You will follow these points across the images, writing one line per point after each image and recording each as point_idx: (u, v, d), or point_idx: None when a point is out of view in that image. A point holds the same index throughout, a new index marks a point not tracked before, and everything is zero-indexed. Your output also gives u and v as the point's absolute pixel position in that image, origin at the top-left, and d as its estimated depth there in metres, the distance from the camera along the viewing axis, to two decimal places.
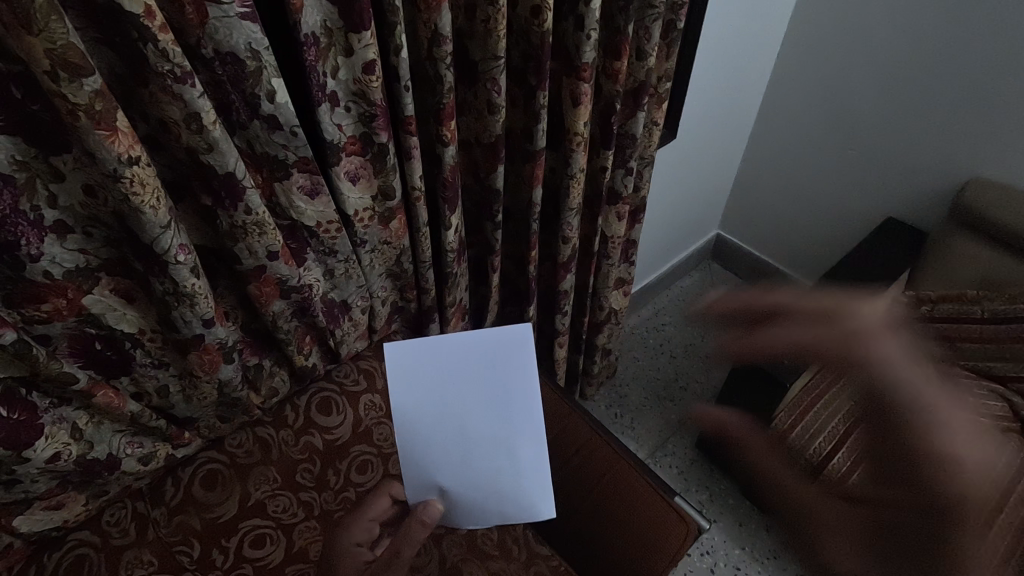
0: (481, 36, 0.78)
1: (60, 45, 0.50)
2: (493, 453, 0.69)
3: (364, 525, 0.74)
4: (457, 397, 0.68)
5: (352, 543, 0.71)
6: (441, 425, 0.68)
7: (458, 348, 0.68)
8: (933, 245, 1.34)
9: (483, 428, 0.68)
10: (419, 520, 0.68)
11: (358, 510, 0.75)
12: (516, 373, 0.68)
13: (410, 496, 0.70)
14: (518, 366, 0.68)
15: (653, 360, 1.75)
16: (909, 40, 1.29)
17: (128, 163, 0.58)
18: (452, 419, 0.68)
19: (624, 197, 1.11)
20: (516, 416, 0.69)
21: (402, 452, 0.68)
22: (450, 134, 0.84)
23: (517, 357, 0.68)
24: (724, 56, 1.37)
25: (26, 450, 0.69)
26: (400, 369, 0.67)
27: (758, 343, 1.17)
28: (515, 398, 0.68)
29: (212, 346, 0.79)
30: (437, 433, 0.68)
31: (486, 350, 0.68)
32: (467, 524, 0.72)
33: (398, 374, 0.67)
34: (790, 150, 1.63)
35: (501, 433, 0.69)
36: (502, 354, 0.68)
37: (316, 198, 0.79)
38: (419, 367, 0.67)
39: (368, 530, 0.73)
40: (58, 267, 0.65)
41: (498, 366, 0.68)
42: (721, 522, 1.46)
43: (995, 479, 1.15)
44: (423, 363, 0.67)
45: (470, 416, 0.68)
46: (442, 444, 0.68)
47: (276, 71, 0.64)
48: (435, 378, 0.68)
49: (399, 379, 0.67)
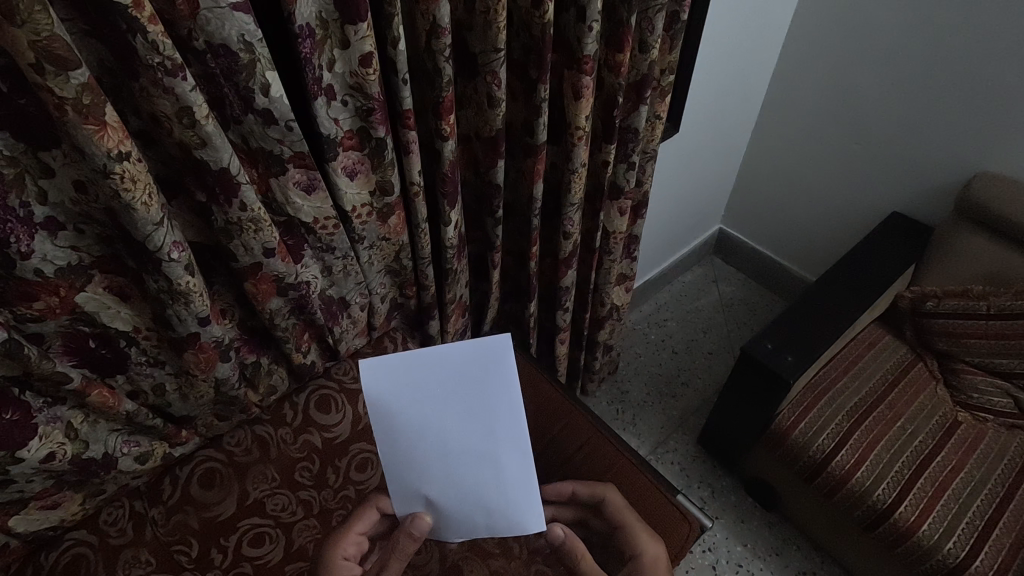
0: (481, 27, 0.77)
1: (45, 37, 0.48)
2: (480, 467, 0.67)
3: (352, 540, 0.71)
4: (438, 414, 0.65)
5: (340, 559, 0.69)
6: (425, 440, 0.66)
7: (436, 364, 0.65)
8: (939, 240, 1.32)
9: (467, 443, 0.66)
10: (407, 532, 0.69)
11: (345, 525, 0.71)
12: (496, 392, 0.65)
13: (398, 509, 0.70)
14: (498, 386, 0.65)
15: (655, 356, 1.74)
16: (916, 32, 1.27)
17: (118, 159, 0.57)
18: (435, 436, 0.66)
19: (627, 191, 1.09)
20: (501, 430, 0.66)
21: (389, 465, 0.68)
22: (449, 128, 0.82)
23: (498, 379, 0.65)
24: (727, 48, 1.35)
25: (20, 451, 0.68)
26: (378, 388, 0.64)
27: (762, 339, 1.15)
28: (498, 413, 0.66)
29: (208, 344, 0.78)
30: (421, 447, 0.66)
31: (464, 371, 0.65)
32: (454, 534, 0.72)
33: (376, 390, 0.64)
34: (794, 142, 1.61)
35: (486, 446, 0.67)
36: (481, 375, 0.65)
37: (313, 194, 0.77)
38: (397, 383, 0.65)
39: (356, 544, 0.71)
40: (49, 264, 0.64)
41: (476, 386, 0.65)
42: (724, 518, 1.45)
43: (999, 477, 1.14)
44: (402, 379, 0.65)
45: (454, 431, 0.66)
46: (426, 455, 0.67)
47: (270, 64, 0.63)
48: (414, 396, 0.65)
49: (378, 396, 0.64)
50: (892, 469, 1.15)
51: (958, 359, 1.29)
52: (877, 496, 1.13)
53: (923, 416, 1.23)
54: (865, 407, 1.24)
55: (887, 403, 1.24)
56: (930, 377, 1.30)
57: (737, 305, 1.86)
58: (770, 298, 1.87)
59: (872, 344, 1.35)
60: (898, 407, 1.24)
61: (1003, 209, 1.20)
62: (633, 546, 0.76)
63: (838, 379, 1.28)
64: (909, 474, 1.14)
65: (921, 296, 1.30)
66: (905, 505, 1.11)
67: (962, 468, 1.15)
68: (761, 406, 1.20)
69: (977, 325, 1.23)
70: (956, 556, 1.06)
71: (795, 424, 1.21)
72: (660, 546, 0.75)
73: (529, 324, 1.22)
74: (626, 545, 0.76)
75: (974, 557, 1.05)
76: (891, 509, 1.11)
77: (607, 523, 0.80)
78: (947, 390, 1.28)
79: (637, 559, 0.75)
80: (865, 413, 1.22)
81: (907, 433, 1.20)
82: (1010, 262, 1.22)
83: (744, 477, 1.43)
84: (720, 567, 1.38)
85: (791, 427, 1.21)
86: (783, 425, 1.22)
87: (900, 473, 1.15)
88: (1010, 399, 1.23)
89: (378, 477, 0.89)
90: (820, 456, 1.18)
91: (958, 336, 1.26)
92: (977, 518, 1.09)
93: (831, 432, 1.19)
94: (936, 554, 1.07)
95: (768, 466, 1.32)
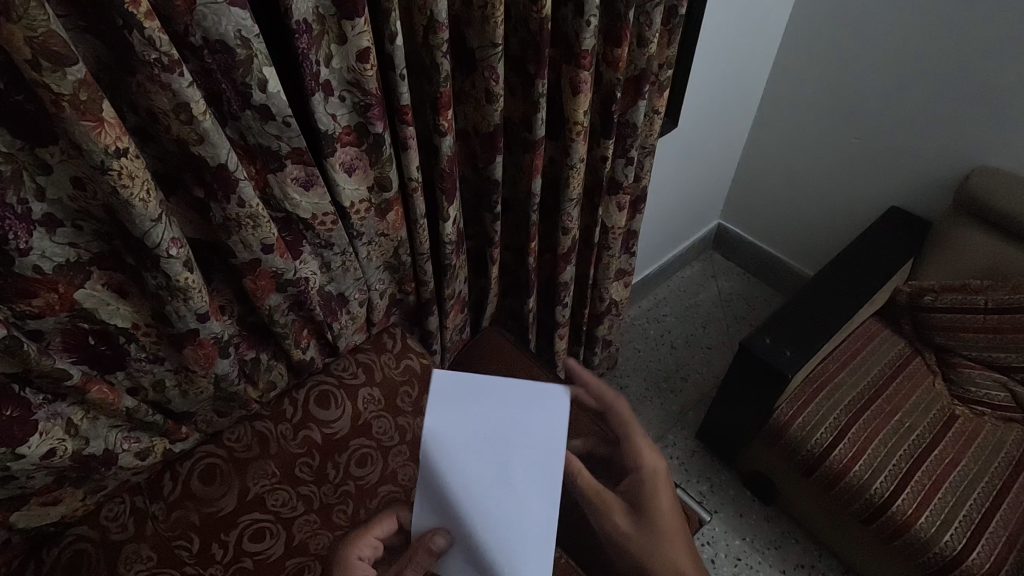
0: (478, 22, 0.77)
1: (41, 33, 0.48)
2: (503, 502, 0.65)
3: (369, 542, 0.72)
4: (484, 435, 0.67)
5: (355, 559, 0.70)
6: (464, 457, 0.67)
7: (501, 394, 0.68)
8: (937, 234, 1.32)
9: (502, 471, 0.66)
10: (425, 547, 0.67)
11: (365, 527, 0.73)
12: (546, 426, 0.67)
13: (414, 527, 0.69)
14: (549, 423, 0.67)
15: (653, 350, 1.74)
16: (916, 27, 1.27)
17: (115, 155, 0.57)
18: (475, 455, 0.67)
19: (625, 186, 1.09)
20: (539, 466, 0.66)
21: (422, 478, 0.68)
22: (447, 123, 0.82)
23: (551, 415, 0.67)
24: (726, 42, 1.35)
25: (21, 447, 0.68)
26: (437, 397, 0.68)
27: (760, 334, 1.15)
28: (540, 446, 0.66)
29: (207, 340, 0.78)
30: (457, 464, 0.67)
31: (519, 402, 0.68)
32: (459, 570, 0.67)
33: (437, 399, 0.68)
34: (793, 138, 1.61)
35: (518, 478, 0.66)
36: (534, 408, 0.68)
37: (311, 189, 0.77)
38: (459, 398, 0.68)
39: (372, 548, 0.72)
40: (48, 261, 0.64)
41: (529, 419, 0.67)
42: (723, 512, 1.45)
43: (996, 469, 1.14)
44: (462, 395, 0.68)
45: (493, 456, 0.67)
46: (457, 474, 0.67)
47: (267, 60, 0.63)
48: (467, 414, 0.68)
49: (437, 405, 0.68)
50: (891, 462, 1.16)
51: (956, 354, 1.29)
52: (875, 490, 1.13)
53: (921, 409, 1.23)
54: (863, 402, 1.24)
55: (884, 397, 1.25)
56: (928, 371, 1.30)
57: (735, 299, 1.86)
58: (767, 292, 1.88)
59: (870, 338, 1.35)
60: (896, 400, 1.24)
61: (1001, 201, 1.21)
62: (634, 459, 0.74)
63: (836, 374, 1.28)
64: (908, 467, 1.15)
65: (919, 290, 1.30)
66: (903, 498, 1.11)
67: (959, 460, 1.16)
68: (760, 402, 1.20)
69: (974, 319, 1.24)
70: (953, 548, 1.06)
71: (793, 419, 1.21)
72: (659, 459, 0.73)
73: (528, 320, 1.22)
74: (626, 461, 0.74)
75: (970, 550, 1.06)
76: (889, 503, 1.11)
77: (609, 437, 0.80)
78: (945, 384, 1.29)
79: (636, 473, 0.73)
80: (864, 407, 1.23)
81: (905, 426, 1.21)
82: (1006, 254, 1.22)
83: (743, 472, 1.43)
84: (719, 561, 1.38)
85: (789, 422, 1.21)
86: (781, 420, 1.22)
87: (898, 467, 1.15)
88: (1006, 392, 1.23)
89: (378, 471, 0.91)
90: (819, 449, 1.18)
91: (955, 330, 1.27)
92: (974, 510, 1.09)
93: (829, 426, 1.20)
94: (932, 547, 1.08)
95: (767, 461, 1.32)
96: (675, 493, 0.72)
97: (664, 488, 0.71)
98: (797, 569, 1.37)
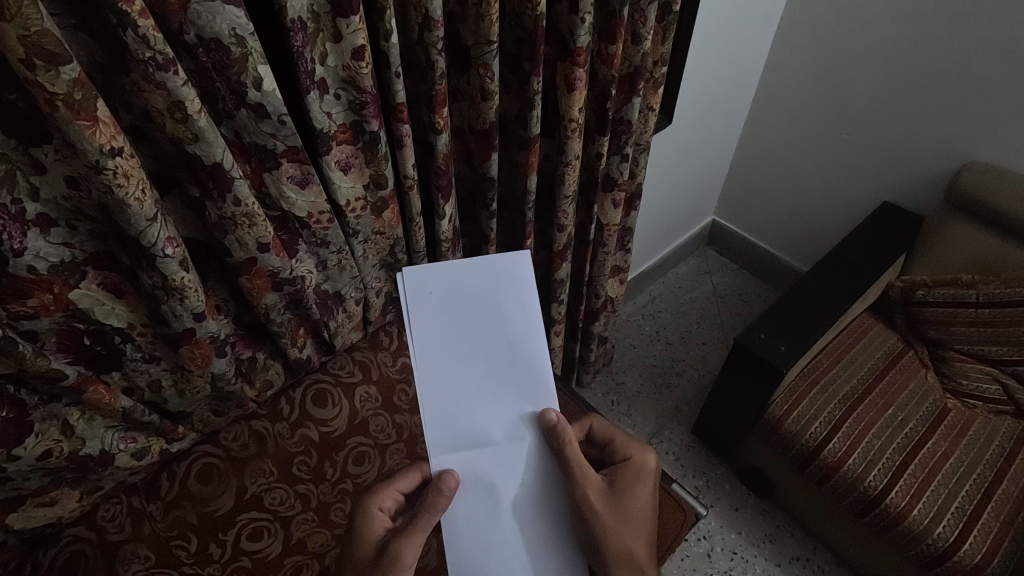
0: (473, 19, 0.76)
1: (35, 31, 0.48)
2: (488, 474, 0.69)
3: (391, 495, 0.71)
4: (462, 342, 0.71)
5: (377, 509, 0.69)
6: (442, 390, 0.69)
7: (486, 305, 0.72)
8: (930, 229, 1.32)
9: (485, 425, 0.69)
10: (436, 486, 0.65)
11: (389, 479, 0.72)
12: (529, 304, 0.73)
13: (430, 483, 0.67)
14: (529, 303, 0.73)
15: (650, 346, 1.75)
16: (906, 23, 1.27)
17: (110, 154, 0.57)
18: (464, 432, 0.69)
19: (620, 183, 1.10)
20: (527, 375, 0.71)
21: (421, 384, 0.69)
22: (443, 120, 0.82)
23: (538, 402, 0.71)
24: (719, 37, 1.34)
25: (16, 449, 0.68)
26: (420, 291, 0.71)
27: (754, 329, 1.16)
28: (531, 349, 0.72)
29: (203, 339, 0.78)
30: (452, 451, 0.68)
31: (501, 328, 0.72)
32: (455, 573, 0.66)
33: (408, 301, 0.71)
34: (786, 135, 1.62)
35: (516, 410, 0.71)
36: (511, 289, 0.73)
37: (306, 187, 0.77)
38: (444, 304, 0.71)
39: (394, 501, 0.71)
40: (42, 261, 0.64)
41: (510, 322, 0.72)
42: (719, 506, 1.46)
43: (988, 461, 1.15)
44: (434, 295, 0.71)
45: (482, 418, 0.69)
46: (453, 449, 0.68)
47: (262, 58, 0.63)
48: (443, 320, 0.71)
49: (424, 298, 0.71)
50: (884, 455, 1.17)
51: (948, 347, 1.30)
52: (869, 483, 1.14)
53: (914, 402, 1.25)
54: (857, 395, 1.25)
55: (878, 390, 1.26)
56: (921, 365, 1.32)
57: (730, 295, 1.87)
58: (762, 288, 1.89)
59: (864, 332, 1.36)
60: (890, 394, 1.25)
61: (990, 196, 1.21)
62: (623, 452, 0.75)
63: (830, 369, 1.29)
64: (901, 460, 1.16)
65: (911, 284, 1.32)
66: (895, 491, 1.12)
67: (952, 453, 1.17)
68: (756, 395, 1.20)
69: (967, 312, 1.24)
70: (946, 540, 1.07)
71: (788, 413, 1.22)
72: (650, 455, 0.74)
73: None
74: (617, 451, 0.76)
75: (963, 541, 1.06)
76: (882, 496, 1.12)
77: (596, 448, 0.80)
78: (937, 377, 1.29)
79: (624, 462, 0.74)
80: (859, 400, 1.24)
81: (898, 420, 1.22)
82: (998, 249, 1.23)
83: (738, 466, 1.44)
84: (715, 555, 1.39)
85: (784, 416, 1.22)
86: (776, 415, 1.23)
87: (891, 460, 1.16)
88: (998, 386, 1.24)
89: (376, 470, 0.89)
90: (813, 443, 1.19)
91: (948, 324, 1.27)
92: (966, 502, 1.10)
93: (824, 419, 1.21)
94: (925, 539, 1.08)
95: (763, 456, 1.33)
96: (657, 491, 0.73)
97: (646, 482, 0.72)
98: (793, 562, 1.38)
